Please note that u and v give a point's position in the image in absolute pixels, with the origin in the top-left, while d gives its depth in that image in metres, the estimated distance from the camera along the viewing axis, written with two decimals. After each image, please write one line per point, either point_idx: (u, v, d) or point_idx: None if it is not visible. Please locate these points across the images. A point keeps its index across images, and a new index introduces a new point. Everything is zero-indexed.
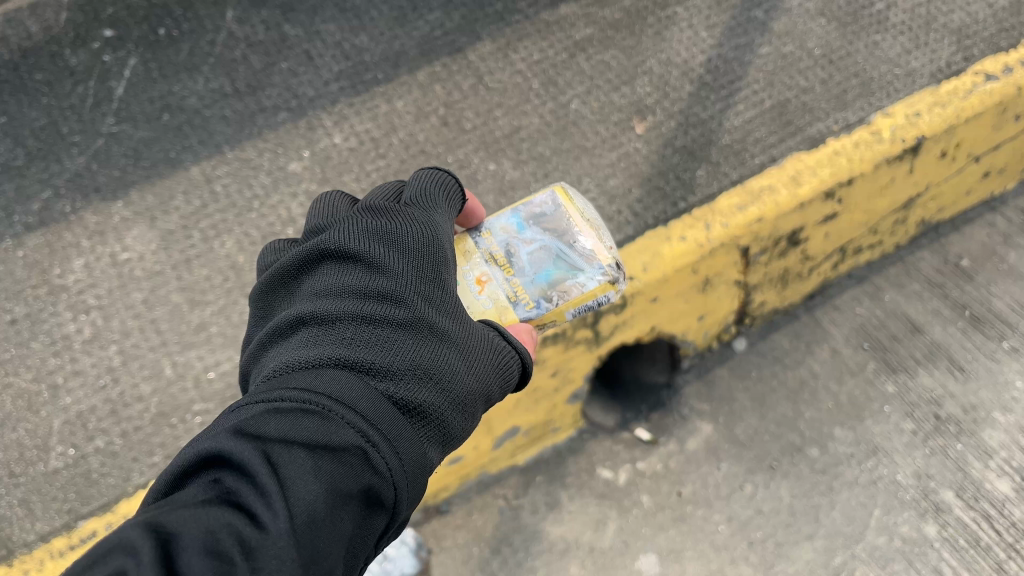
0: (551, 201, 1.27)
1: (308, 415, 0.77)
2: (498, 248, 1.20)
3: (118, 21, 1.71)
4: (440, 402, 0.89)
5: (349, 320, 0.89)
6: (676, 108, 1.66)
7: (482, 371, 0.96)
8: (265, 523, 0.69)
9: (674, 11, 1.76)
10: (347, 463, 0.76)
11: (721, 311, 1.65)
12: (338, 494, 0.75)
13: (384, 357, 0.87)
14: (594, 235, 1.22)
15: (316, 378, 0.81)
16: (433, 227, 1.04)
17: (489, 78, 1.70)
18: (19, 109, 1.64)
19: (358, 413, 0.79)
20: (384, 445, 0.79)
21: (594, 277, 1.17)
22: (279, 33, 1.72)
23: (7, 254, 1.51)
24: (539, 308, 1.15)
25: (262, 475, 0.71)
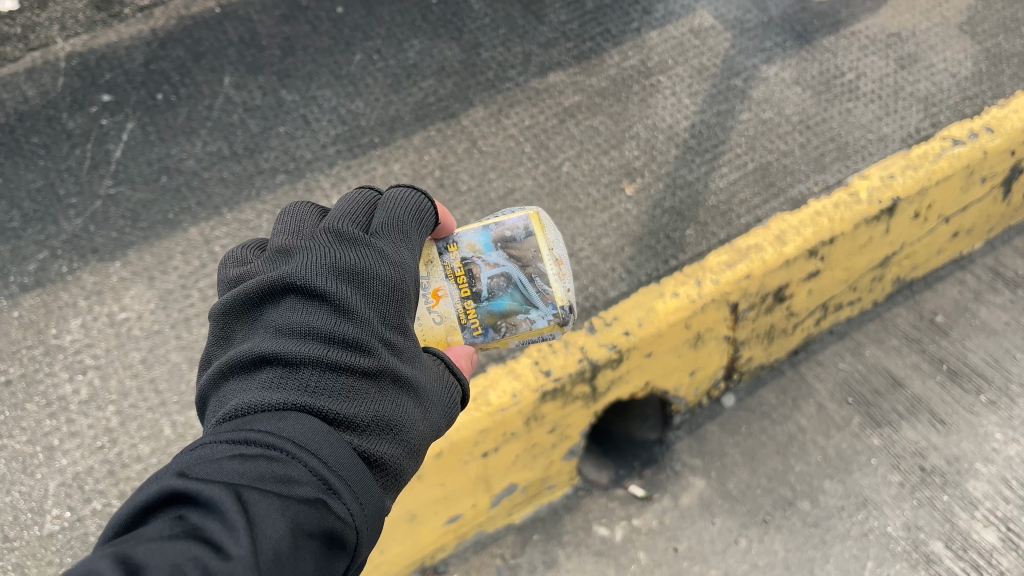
0: (523, 224, 1.27)
1: (270, 463, 0.74)
2: (462, 264, 1.22)
3: (115, 86, 1.76)
4: (398, 453, 0.88)
5: (314, 363, 0.87)
6: (663, 170, 1.73)
7: (434, 416, 0.97)
8: (232, 553, 0.63)
9: (657, 79, 1.87)
10: (311, 507, 0.73)
11: (710, 367, 1.68)
12: (301, 534, 0.71)
13: (348, 408, 0.85)
14: (555, 272, 1.25)
15: (279, 425, 0.79)
16: (400, 266, 1.02)
17: (482, 143, 1.76)
18: (16, 171, 1.66)
19: (320, 461, 0.77)
20: (346, 492, 0.77)
21: (545, 316, 1.24)
22: (276, 98, 1.79)
23: (2, 314, 1.50)
24: (485, 335, 1.22)
25: (231, 510, 0.67)
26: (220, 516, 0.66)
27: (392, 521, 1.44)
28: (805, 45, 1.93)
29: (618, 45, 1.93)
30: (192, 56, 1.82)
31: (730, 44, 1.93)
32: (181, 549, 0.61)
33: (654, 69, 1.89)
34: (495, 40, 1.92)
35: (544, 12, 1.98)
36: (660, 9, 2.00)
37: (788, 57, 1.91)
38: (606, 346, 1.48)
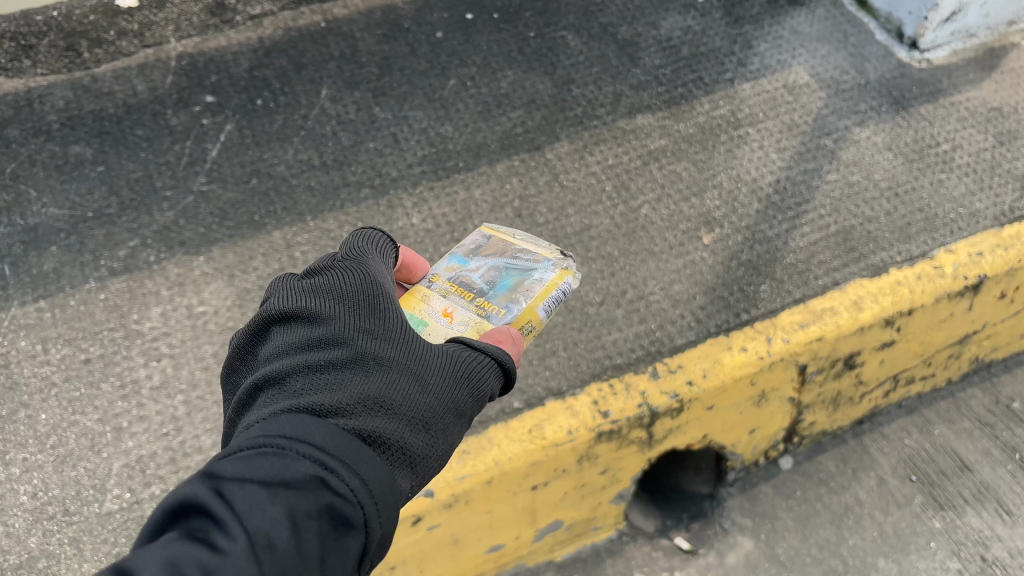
0: (480, 236, 1.40)
1: (264, 455, 0.76)
2: (452, 282, 1.24)
3: (219, 89, 1.85)
4: (397, 426, 0.87)
5: (294, 371, 0.88)
6: (743, 223, 1.71)
7: (441, 388, 0.96)
8: (222, 546, 0.68)
9: (746, 131, 1.86)
10: (303, 489, 0.74)
11: (771, 427, 1.65)
12: (297, 518, 0.73)
13: (331, 395, 0.85)
14: (524, 247, 1.36)
15: (265, 426, 0.79)
16: (368, 272, 1.03)
17: (564, 177, 1.78)
18: (118, 160, 1.73)
19: (313, 445, 0.77)
20: (343, 469, 0.78)
21: (547, 270, 1.29)
22: (369, 114, 1.84)
23: (89, 294, 1.55)
24: (511, 312, 1.18)
25: (217, 506, 0.71)
26: (208, 514, 0.70)
27: (436, 544, 1.44)
28: (901, 110, 1.90)
29: (710, 93, 1.93)
30: (294, 67, 1.90)
31: (823, 103, 1.91)
32: (171, 549, 0.66)
33: (744, 121, 1.88)
34: (587, 78, 1.95)
35: (638, 55, 2.00)
36: (755, 61, 1.99)
37: (883, 121, 1.88)
38: (666, 394, 1.47)
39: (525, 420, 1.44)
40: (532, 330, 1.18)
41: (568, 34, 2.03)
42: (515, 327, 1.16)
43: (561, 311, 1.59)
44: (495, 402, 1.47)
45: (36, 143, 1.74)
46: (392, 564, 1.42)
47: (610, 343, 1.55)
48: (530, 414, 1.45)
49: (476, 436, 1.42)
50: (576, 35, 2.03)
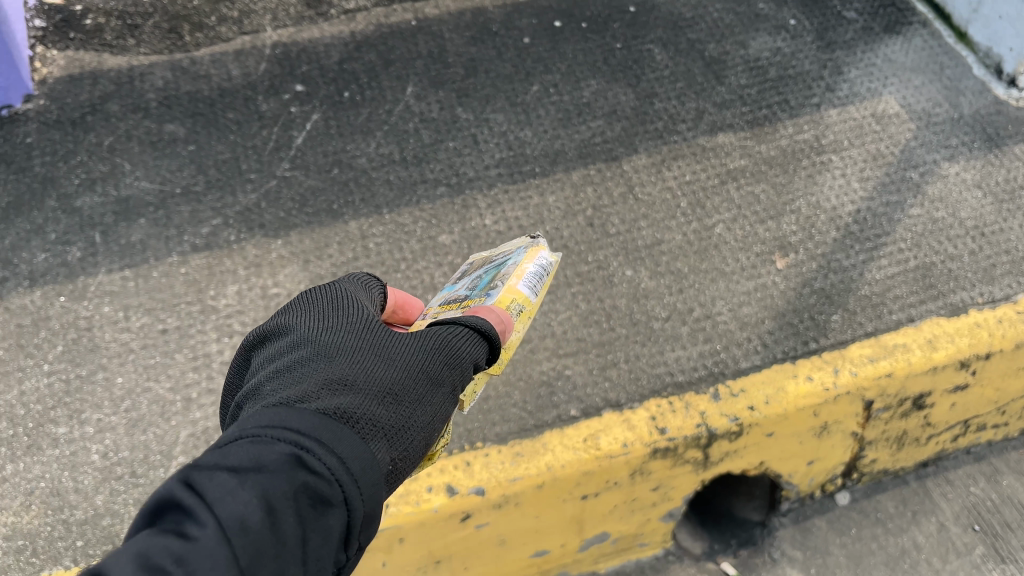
0: (468, 265, 1.42)
1: (238, 442, 0.73)
2: (442, 303, 1.23)
3: (309, 79, 1.90)
4: (367, 402, 0.86)
5: (264, 380, 0.87)
6: (818, 251, 1.69)
7: (410, 365, 0.95)
8: (193, 535, 0.65)
9: (829, 158, 1.83)
10: (278, 472, 0.71)
11: (831, 460, 1.62)
12: (272, 500, 0.70)
13: (295, 386, 0.84)
14: (503, 252, 1.36)
15: (234, 425, 0.77)
16: (334, 287, 1.04)
17: (639, 190, 1.77)
18: (208, 140, 1.79)
19: (286, 428, 0.75)
20: (318, 447, 0.75)
21: (519, 255, 1.27)
22: (452, 114, 1.87)
23: (171, 268, 1.61)
24: (491, 295, 1.16)
25: (186, 496, 0.67)
26: (178, 506, 0.67)
27: (484, 543, 1.44)
28: (994, 148, 1.85)
29: (794, 117, 1.90)
30: (382, 62, 1.95)
31: (912, 135, 1.87)
32: (141, 543, 0.63)
33: (827, 147, 1.85)
34: (671, 93, 1.94)
35: (725, 73, 1.99)
36: (844, 88, 1.96)
37: (974, 157, 1.83)
38: (726, 417, 1.45)
39: (582, 428, 1.44)
40: (519, 305, 1.13)
41: (654, 48, 2.03)
42: (499, 307, 1.12)
43: (626, 323, 1.59)
44: (553, 407, 1.48)
45: (133, 119, 1.81)
46: (437, 558, 1.42)
47: (673, 360, 1.54)
48: (587, 424, 1.45)
49: (531, 440, 1.43)
50: (663, 49, 2.02)
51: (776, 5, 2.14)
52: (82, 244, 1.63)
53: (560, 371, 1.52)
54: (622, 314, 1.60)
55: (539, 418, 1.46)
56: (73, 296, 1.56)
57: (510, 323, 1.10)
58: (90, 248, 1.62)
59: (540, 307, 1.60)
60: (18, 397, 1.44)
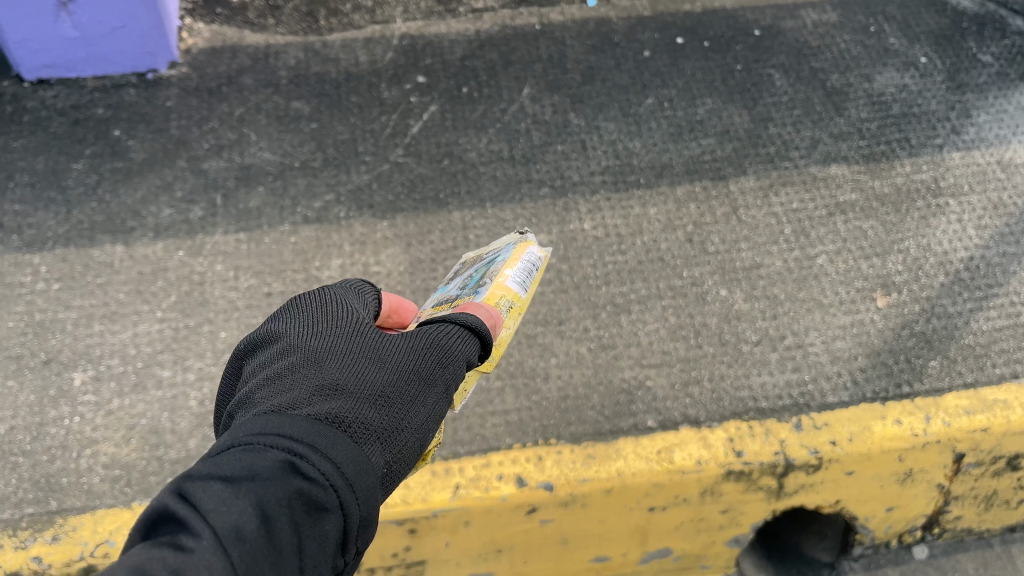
0: (464, 261, 1.53)
1: (231, 451, 0.77)
2: (434, 304, 1.33)
3: (431, 72, 1.97)
4: (358, 406, 0.91)
5: (254, 388, 0.91)
6: (923, 293, 1.64)
7: (400, 370, 1.00)
8: (188, 542, 0.67)
9: (946, 201, 1.78)
10: (273, 479, 0.76)
11: (911, 510, 1.56)
12: (265, 507, 0.74)
13: (285, 393, 0.88)
14: (494, 249, 1.46)
15: (225, 434, 0.81)
16: (324, 295, 1.09)
17: (744, 212, 1.76)
18: (330, 121, 1.87)
19: (277, 436, 0.80)
20: (311, 452, 0.80)
21: (509, 252, 1.37)
22: (564, 118, 1.90)
23: (282, 236, 1.69)
24: (481, 291, 1.26)
25: (179, 506, 0.70)
26: (171, 517, 0.69)
27: (545, 539, 1.44)
28: None
29: (913, 156, 1.85)
30: (503, 62, 2.00)
31: None
32: (137, 556, 0.65)
33: (945, 190, 1.80)
34: (787, 119, 1.92)
35: (845, 105, 1.95)
36: (971, 132, 1.90)
37: None
38: (806, 449, 1.43)
39: (657, 439, 1.44)
40: (507, 302, 1.24)
41: (775, 73, 2.01)
42: (488, 304, 1.22)
43: (714, 342, 1.58)
44: (630, 415, 1.48)
45: (264, 93, 1.91)
46: (498, 546, 1.44)
47: (757, 385, 1.52)
48: (662, 437, 1.45)
49: (605, 444, 1.44)
50: (784, 75, 2.00)
51: (907, 41, 2.09)
52: (205, 204, 1.73)
53: (642, 381, 1.53)
54: (712, 332, 1.59)
55: (615, 424, 1.47)
56: (191, 251, 1.66)
57: (499, 318, 1.20)
58: (211, 209, 1.72)
59: (629, 316, 1.61)
60: (131, 338, 1.54)
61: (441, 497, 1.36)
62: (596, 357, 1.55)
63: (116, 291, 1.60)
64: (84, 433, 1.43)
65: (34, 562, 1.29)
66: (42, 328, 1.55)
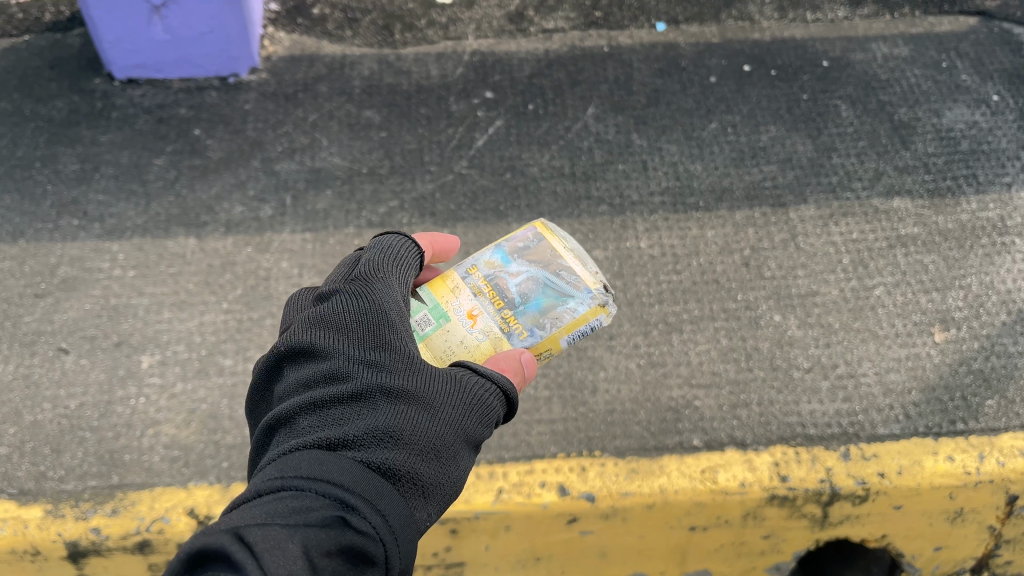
0: (532, 235, 1.33)
1: (283, 497, 0.81)
2: (487, 281, 1.24)
3: (499, 88, 2.02)
4: (408, 455, 0.93)
5: (305, 416, 0.95)
6: (983, 331, 1.61)
7: (450, 417, 1.00)
8: None
9: (1011, 240, 1.75)
10: (326, 529, 0.79)
11: (960, 551, 1.52)
12: (315, 554, 0.77)
13: (337, 433, 0.91)
14: (574, 256, 1.29)
15: (278, 473, 0.85)
16: (378, 297, 1.08)
17: (802, 239, 1.76)
18: (399, 130, 1.93)
19: (331, 485, 0.83)
20: (363, 506, 0.84)
21: (584, 301, 1.23)
22: (627, 138, 1.93)
23: (347, 238, 1.74)
24: (532, 335, 1.20)
25: (236, 549, 0.72)
26: (228, 558, 0.71)
27: (582, 551, 1.44)
28: None
29: (980, 193, 1.83)
30: (569, 82, 2.04)
31: None
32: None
33: (1011, 229, 1.77)
34: (851, 150, 1.91)
35: (912, 139, 1.94)
36: None
37: None
38: (852, 479, 1.42)
39: (702, 458, 1.45)
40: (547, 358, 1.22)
41: (842, 104, 2.01)
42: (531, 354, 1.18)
43: (765, 366, 1.57)
44: (676, 433, 1.49)
45: (337, 101, 1.98)
46: (537, 555, 1.44)
47: (806, 412, 1.51)
48: (707, 457, 1.45)
49: (649, 459, 1.45)
50: (850, 106, 2.00)
51: (979, 78, 2.07)
52: (275, 204, 1.80)
53: (689, 401, 1.53)
54: (763, 357, 1.59)
55: (660, 441, 1.48)
56: (259, 248, 1.72)
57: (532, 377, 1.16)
58: (280, 209, 1.79)
59: (681, 335, 1.62)
60: (198, 326, 1.61)
61: (483, 499, 1.39)
62: (645, 374, 1.56)
63: (186, 281, 1.67)
64: (148, 414, 1.50)
65: (93, 533, 1.35)
66: (115, 312, 1.63)
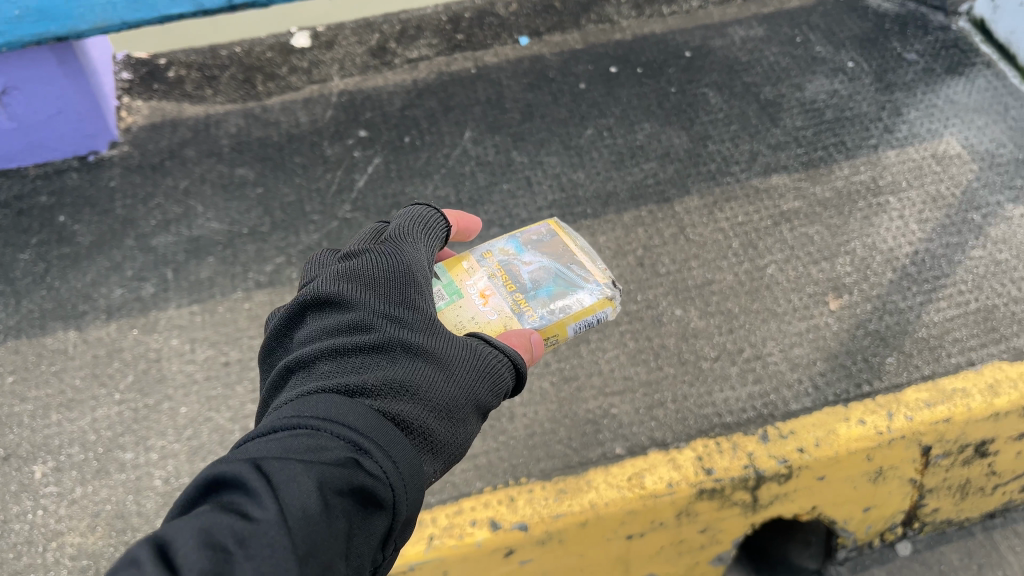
0: (546, 230, 1.36)
1: (300, 434, 0.78)
2: (501, 266, 1.27)
3: (372, 125, 2.00)
4: (421, 411, 0.91)
5: (326, 359, 0.93)
6: (874, 292, 1.66)
7: (464, 380, 0.99)
8: (255, 516, 0.68)
9: (886, 199, 1.82)
10: (340, 468, 0.76)
11: (889, 507, 1.56)
12: (329, 492, 0.74)
13: (359, 379, 0.89)
14: (586, 249, 1.34)
15: (296, 409, 0.82)
16: (403, 261, 1.07)
17: (690, 231, 1.78)
18: (275, 184, 1.89)
19: (347, 427, 0.81)
20: (376, 452, 0.81)
21: (593, 293, 1.25)
22: (507, 157, 1.93)
23: (236, 303, 1.68)
24: (542, 318, 1.20)
25: (254, 480, 0.70)
26: (244, 487, 0.70)
27: None
28: None
29: (851, 158, 1.90)
30: (442, 109, 2.03)
31: (974, 176, 1.85)
32: (204, 520, 0.66)
33: (885, 188, 1.84)
34: (725, 135, 1.95)
35: (780, 116, 1.99)
36: (903, 129, 1.95)
37: None
38: (774, 459, 1.44)
39: (626, 467, 1.44)
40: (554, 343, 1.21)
41: (709, 92, 2.05)
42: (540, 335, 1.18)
43: (674, 362, 1.59)
44: (598, 445, 1.49)
45: (207, 164, 1.92)
46: None
47: (721, 401, 1.53)
48: (633, 462, 1.45)
49: (575, 477, 1.44)
50: (718, 93, 2.05)
51: (833, 47, 2.15)
52: (156, 280, 1.72)
53: (606, 410, 1.53)
54: (671, 353, 1.60)
55: (584, 455, 1.47)
56: (145, 329, 1.65)
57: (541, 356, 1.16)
58: (162, 284, 1.72)
59: (588, 345, 1.62)
60: (90, 424, 1.52)
61: (415, 550, 1.36)
62: (559, 391, 1.56)
63: (72, 377, 1.59)
64: (49, 526, 1.41)
65: None
66: None
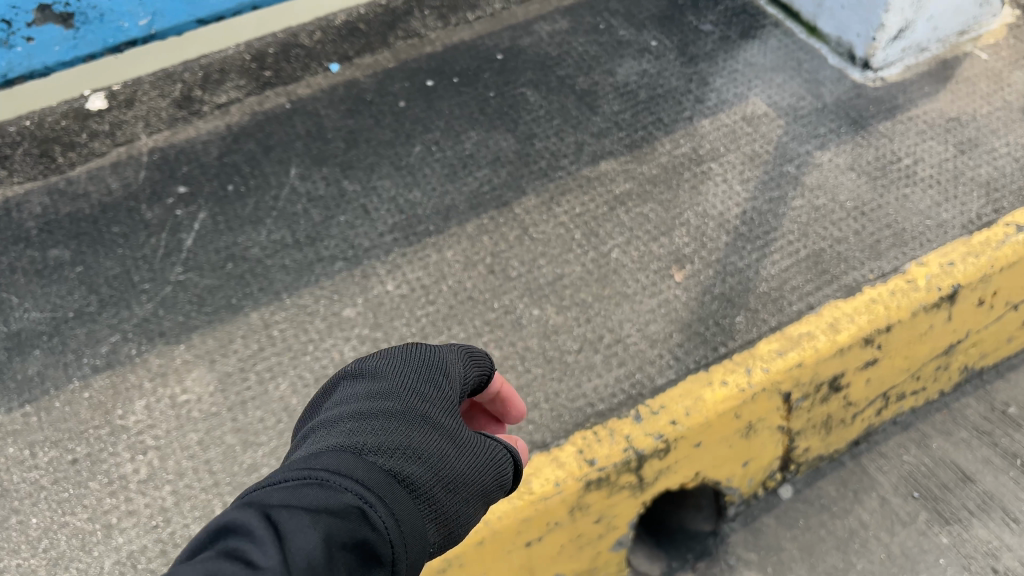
0: None
1: (317, 485, 0.79)
2: None
3: (191, 179, 1.90)
4: (427, 478, 0.93)
5: (349, 418, 0.95)
6: (713, 258, 1.73)
7: (472, 461, 1.01)
8: (259, 563, 0.68)
9: (709, 167, 1.90)
10: (344, 521, 0.77)
11: (765, 457, 1.64)
12: (332, 547, 0.74)
13: (376, 439, 0.91)
14: None
15: (317, 460, 0.84)
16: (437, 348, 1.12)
17: (533, 230, 1.80)
18: (95, 259, 1.77)
19: (357, 482, 0.82)
20: (381, 509, 0.82)
21: None
22: (338, 188, 1.89)
23: (73, 394, 1.56)
24: None
25: (260, 528, 0.71)
26: (249, 533, 0.71)
27: None
28: (859, 130, 1.96)
29: (670, 134, 1.97)
30: (263, 150, 1.96)
31: (783, 131, 1.97)
32: (209, 563, 0.67)
33: (706, 157, 1.92)
34: (549, 131, 1.99)
35: (597, 103, 2.05)
36: (712, 97, 2.05)
37: (842, 143, 1.94)
38: (651, 436, 1.46)
39: None
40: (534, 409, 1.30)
41: (527, 90, 2.08)
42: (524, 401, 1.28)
43: (541, 362, 1.59)
44: None
45: (15, 251, 1.78)
46: None
47: (591, 390, 1.55)
48: None
49: None
50: (535, 90, 2.08)
51: (635, 29, 2.23)
52: None
53: None
54: (536, 354, 1.60)
55: None
56: None
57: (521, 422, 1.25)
58: None
59: None
60: None
61: None
62: None
63: None
64: None
65: None
66: None
